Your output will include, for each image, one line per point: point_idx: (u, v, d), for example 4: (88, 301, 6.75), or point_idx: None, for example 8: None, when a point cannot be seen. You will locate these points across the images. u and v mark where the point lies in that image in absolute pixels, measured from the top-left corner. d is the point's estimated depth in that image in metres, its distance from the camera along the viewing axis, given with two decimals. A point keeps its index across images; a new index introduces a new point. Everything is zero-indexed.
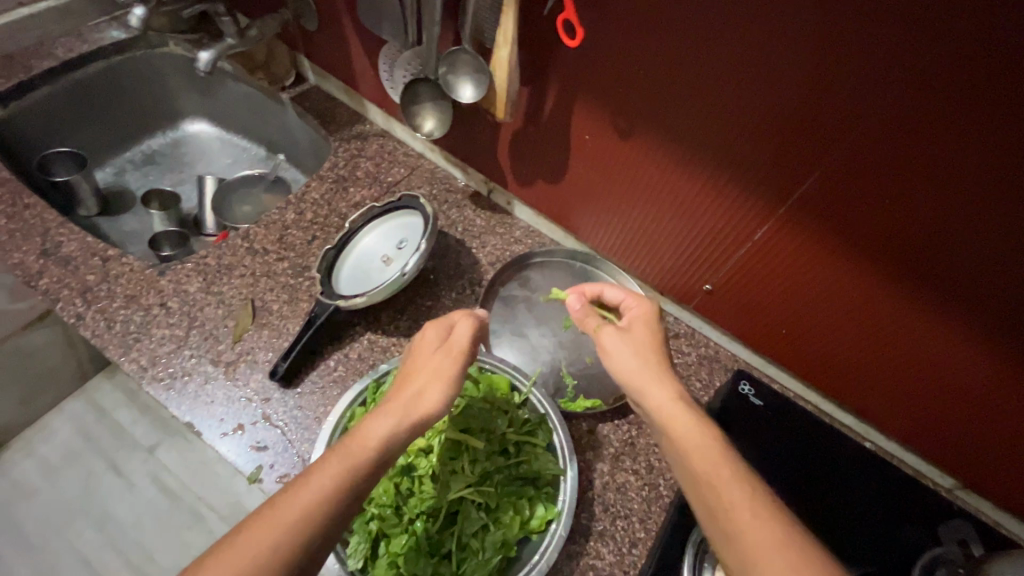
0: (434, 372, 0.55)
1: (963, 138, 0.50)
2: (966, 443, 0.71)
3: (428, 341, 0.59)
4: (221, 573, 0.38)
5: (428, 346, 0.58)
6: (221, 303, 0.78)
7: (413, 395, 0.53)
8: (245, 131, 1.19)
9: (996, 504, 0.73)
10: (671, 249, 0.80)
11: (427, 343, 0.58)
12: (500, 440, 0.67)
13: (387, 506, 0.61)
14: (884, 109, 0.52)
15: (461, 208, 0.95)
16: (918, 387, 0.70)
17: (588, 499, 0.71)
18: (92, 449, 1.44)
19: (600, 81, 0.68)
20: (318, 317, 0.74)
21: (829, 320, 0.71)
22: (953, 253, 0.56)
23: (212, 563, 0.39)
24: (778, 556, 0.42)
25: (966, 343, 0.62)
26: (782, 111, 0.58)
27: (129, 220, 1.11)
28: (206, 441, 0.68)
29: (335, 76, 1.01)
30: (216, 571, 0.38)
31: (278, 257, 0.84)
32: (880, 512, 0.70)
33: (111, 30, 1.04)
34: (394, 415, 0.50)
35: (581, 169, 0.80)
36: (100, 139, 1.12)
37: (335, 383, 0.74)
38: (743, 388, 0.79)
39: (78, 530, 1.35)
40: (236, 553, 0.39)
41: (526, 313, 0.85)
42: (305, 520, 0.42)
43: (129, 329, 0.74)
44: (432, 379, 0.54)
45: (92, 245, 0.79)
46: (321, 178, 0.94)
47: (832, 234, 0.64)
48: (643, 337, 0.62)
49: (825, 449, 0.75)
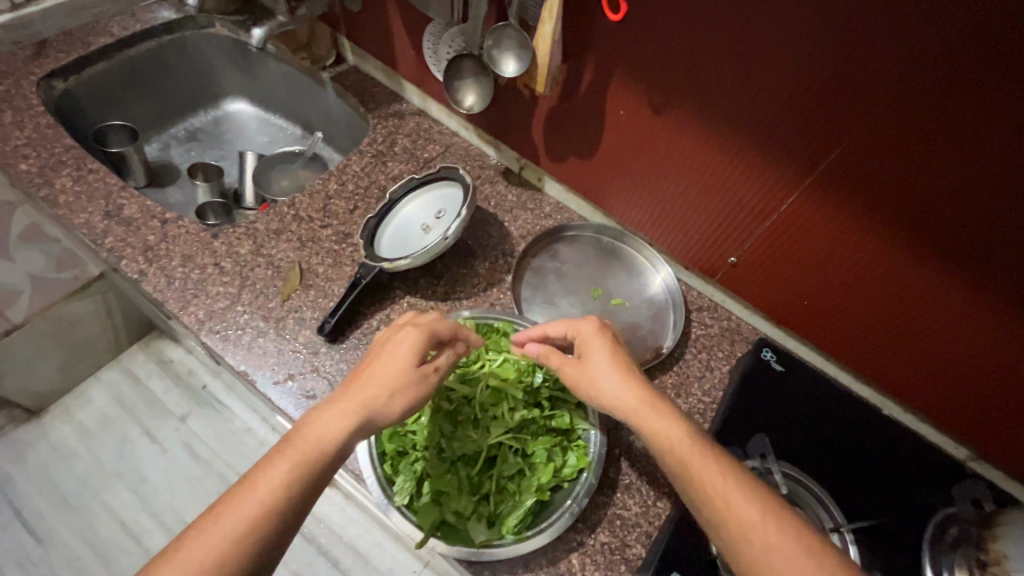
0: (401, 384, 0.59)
1: (985, 110, 0.53)
2: (982, 412, 0.73)
3: (413, 348, 0.61)
4: (207, 539, 0.47)
5: (409, 354, 0.60)
6: (271, 265, 0.83)
7: (376, 404, 0.57)
8: (282, 111, 1.24)
9: (1008, 475, 0.76)
10: (698, 222, 0.84)
11: (412, 351, 0.60)
12: (535, 393, 0.71)
13: (431, 448, 0.66)
14: (910, 82, 0.55)
15: (494, 184, 0.99)
16: (935, 357, 0.73)
17: (616, 454, 0.74)
18: (127, 415, 1.50)
19: (637, 57, 0.72)
20: (362, 278, 0.79)
21: (849, 290, 0.74)
22: (971, 222, 0.59)
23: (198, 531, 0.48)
24: (773, 536, 0.49)
25: (986, 313, 0.65)
26: (811, 85, 0.61)
27: (174, 192, 1.17)
28: (260, 389, 0.73)
29: (375, 56, 1.05)
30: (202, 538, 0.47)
31: (322, 224, 0.88)
32: (895, 473, 0.74)
33: (162, 10, 1.10)
34: (351, 417, 0.56)
35: (613, 143, 0.84)
36: (148, 115, 1.17)
37: (378, 340, 0.79)
38: (766, 355, 0.83)
39: (113, 492, 1.41)
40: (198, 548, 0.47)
41: (556, 282, 0.89)
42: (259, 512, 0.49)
43: (186, 285, 0.79)
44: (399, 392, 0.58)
45: (151, 208, 0.84)
46: (362, 152, 0.98)
47: (855, 204, 0.66)
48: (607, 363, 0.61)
49: (843, 414, 0.79)
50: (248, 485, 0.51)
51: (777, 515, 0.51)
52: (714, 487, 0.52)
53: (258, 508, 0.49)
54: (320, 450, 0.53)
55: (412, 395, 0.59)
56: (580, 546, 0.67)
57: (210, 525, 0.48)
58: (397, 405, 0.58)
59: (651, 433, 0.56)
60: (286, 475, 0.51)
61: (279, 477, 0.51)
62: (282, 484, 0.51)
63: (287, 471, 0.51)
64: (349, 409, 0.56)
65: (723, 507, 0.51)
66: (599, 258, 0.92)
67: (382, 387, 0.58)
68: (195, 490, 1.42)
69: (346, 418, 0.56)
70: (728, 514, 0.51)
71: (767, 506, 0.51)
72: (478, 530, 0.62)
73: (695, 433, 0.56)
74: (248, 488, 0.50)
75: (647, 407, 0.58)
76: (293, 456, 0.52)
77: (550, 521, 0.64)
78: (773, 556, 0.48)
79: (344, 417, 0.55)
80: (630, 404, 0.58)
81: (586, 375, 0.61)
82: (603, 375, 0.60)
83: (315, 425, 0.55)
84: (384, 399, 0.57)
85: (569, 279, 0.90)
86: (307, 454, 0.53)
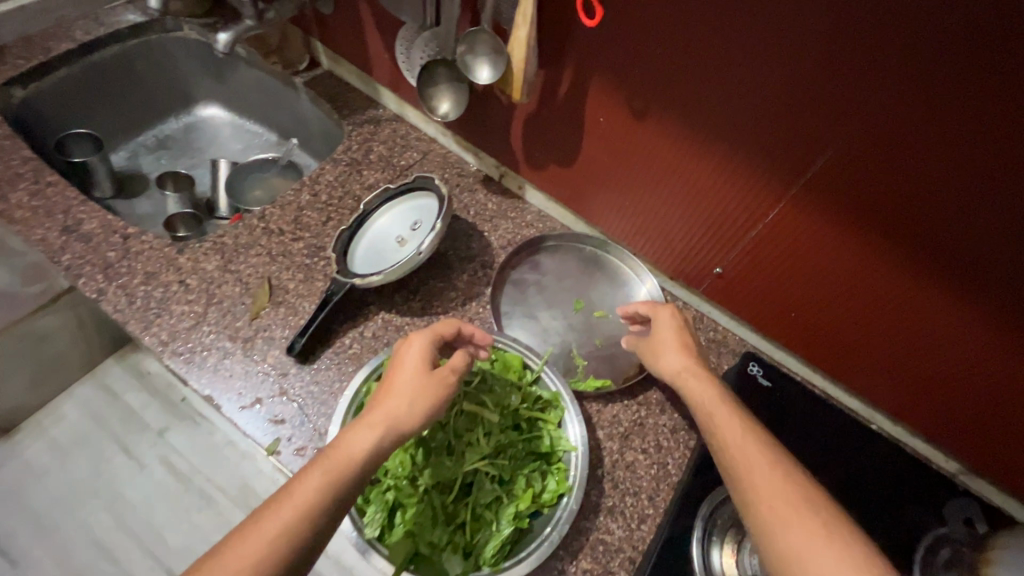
0: (420, 389, 0.57)
1: (980, 122, 0.50)
2: (973, 426, 0.71)
3: (424, 354, 0.60)
4: (247, 547, 0.46)
5: (422, 359, 0.60)
6: (239, 281, 0.79)
7: (400, 410, 0.55)
8: (256, 117, 1.20)
9: (1000, 488, 0.74)
10: (683, 231, 0.81)
11: (423, 357, 0.60)
12: (513, 415, 0.68)
13: (403, 477, 0.62)
14: (901, 91, 0.53)
15: (474, 192, 0.96)
16: (927, 370, 0.70)
17: (598, 476, 0.72)
18: (103, 431, 1.46)
19: (617, 63, 0.69)
20: (333, 295, 0.76)
21: (838, 301, 0.72)
22: (963, 233, 0.57)
23: (237, 539, 0.47)
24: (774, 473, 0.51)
25: (978, 326, 0.62)
26: (797, 91, 0.58)
27: (143, 203, 1.13)
28: (226, 414, 0.70)
29: (349, 60, 1.02)
30: (242, 544, 0.46)
31: (293, 237, 0.85)
32: (887, 492, 0.72)
33: (127, 12, 1.05)
34: (375, 428, 0.54)
35: (595, 151, 0.81)
36: (116, 122, 1.13)
37: (350, 360, 0.76)
38: (753, 369, 0.80)
39: (89, 510, 1.37)
40: (237, 555, 0.45)
41: (537, 295, 0.86)
42: (302, 513, 0.48)
43: (149, 305, 0.75)
44: (420, 395, 0.57)
45: (113, 222, 0.80)
46: (335, 161, 0.95)
47: (842, 214, 0.64)
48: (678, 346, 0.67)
49: (833, 430, 0.76)
50: (284, 496, 0.49)
51: (788, 471, 0.52)
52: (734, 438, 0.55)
53: (295, 513, 0.48)
54: (349, 459, 0.52)
55: (435, 397, 0.57)
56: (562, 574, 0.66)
57: (250, 532, 0.47)
58: (421, 408, 0.56)
59: (692, 394, 0.61)
60: (318, 485, 0.50)
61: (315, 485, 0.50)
62: (319, 493, 0.49)
63: (319, 482, 0.50)
64: (376, 419, 0.55)
65: (738, 454, 0.54)
66: (582, 269, 0.89)
67: (401, 396, 0.56)
68: (175, 506, 1.39)
69: (372, 429, 0.54)
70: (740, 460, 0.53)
71: (780, 461, 0.53)
72: (454, 564, 0.59)
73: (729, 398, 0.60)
74: (279, 503, 0.49)
75: (692, 373, 0.63)
76: (323, 469, 0.51)
77: (528, 551, 0.61)
78: (772, 488, 0.50)
79: (368, 429, 0.54)
80: (682, 373, 0.64)
81: (660, 347, 0.68)
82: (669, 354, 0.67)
83: (344, 439, 0.53)
84: (407, 404, 0.56)
85: (551, 291, 0.87)
86: (338, 465, 0.51)
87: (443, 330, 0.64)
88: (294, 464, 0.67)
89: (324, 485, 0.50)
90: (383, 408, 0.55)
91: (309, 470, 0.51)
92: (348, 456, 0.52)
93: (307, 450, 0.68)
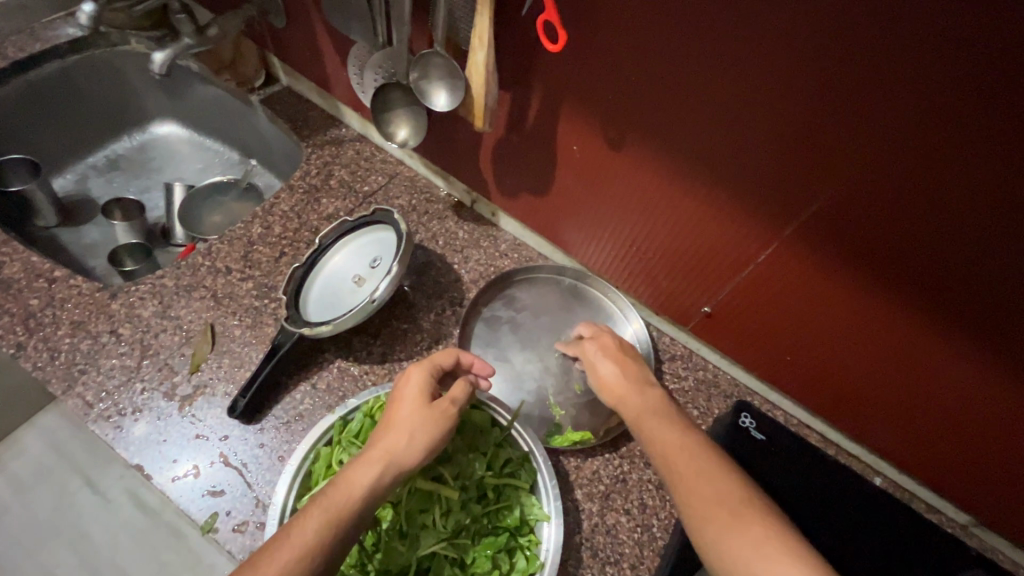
0: (420, 422, 0.53)
1: (998, 163, 0.43)
2: (985, 481, 0.65)
3: (423, 384, 0.56)
4: None
5: (423, 390, 0.56)
6: (178, 329, 0.72)
7: (400, 445, 0.51)
8: (215, 134, 1.12)
9: (1013, 543, 0.68)
10: (666, 266, 0.74)
11: (423, 388, 0.56)
12: (476, 485, 0.61)
13: (351, 565, 0.56)
14: (906, 126, 0.46)
15: (443, 220, 0.88)
16: (934, 421, 0.64)
17: (575, 543, 0.65)
18: (67, 464, 1.35)
19: (588, 87, 0.61)
20: (281, 346, 0.68)
21: (836, 347, 0.65)
22: (976, 284, 0.50)
23: None
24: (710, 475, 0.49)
25: (992, 380, 0.56)
26: (788, 125, 0.51)
27: (91, 231, 1.05)
28: (157, 485, 0.63)
29: (308, 76, 0.94)
30: None
31: (241, 277, 0.77)
32: (896, 559, 0.64)
33: (66, 26, 0.97)
34: (375, 463, 0.49)
35: (569, 179, 0.73)
36: (60, 145, 1.05)
37: (301, 417, 0.68)
38: (744, 422, 0.73)
39: (52, 551, 1.26)
40: None
41: (512, 335, 0.79)
42: (304, 556, 0.43)
43: (74, 360, 0.68)
44: (421, 429, 0.52)
45: (37, 265, 0.73)
46: (291, 189, 0.87)
47: (840, 258, 0.57)
48: (618, 365, 0.65)
49: (835, 486, 0.69)
50: (281, 539, 0.43)
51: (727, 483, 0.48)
52: (671, 449, 0.52)
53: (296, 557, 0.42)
54: (351, 498, 0.47)
55: (437, 431, 0.53)
56: None
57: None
58: (421, 443, 0.52)
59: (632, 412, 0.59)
60: (319, 525, 0.44)
61: (315, 527, 0.44)
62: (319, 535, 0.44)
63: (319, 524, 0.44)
64: (373, 454, 0.50)
65: (677, 466, 0.50)
66: (563, 304, 0.82)
67: (402, 428, 0.52)
68: (144, 544, 1.29)
69: (371, 465, 0.49)
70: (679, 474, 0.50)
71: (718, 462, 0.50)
72: None
73: (666, 411, 0.57)
74: (277, 546, 0.43)
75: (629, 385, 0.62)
76: (323, 508, 0.45)
77: None
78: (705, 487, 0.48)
79: (369, 464, 0.49)
80: (619, 387, 0.62)
81: (598, 374, 0.65)
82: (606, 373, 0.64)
83: (343, 476, 0.48)
84: (407, 438, 0.51)
85: (527, 331, 0.79)
86: (337, 505, 0.46)
87: (442, 360, 0.60)
88: (232, 543, 0.60)
89: (326, 528, 0.44)
90: (383, 442, 0.51)
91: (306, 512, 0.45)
92: (349, 497, 0.47)
93: (247, 526, 0.61)
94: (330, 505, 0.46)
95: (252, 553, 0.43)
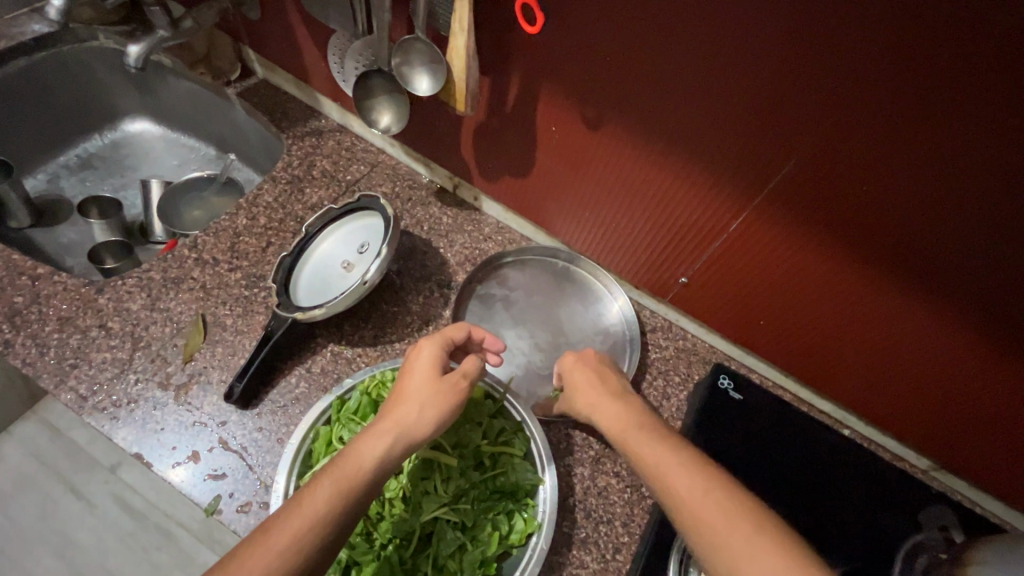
0: (432, 396, 0.55)
1: (942, 126, 0.47)
2: (946, 425, 0.70)
3: (435, 358, 0.58)
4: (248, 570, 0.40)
5: (435, 364, 0.57)
6: (169, 321, 0.72)
7: (411, 418, 0.53)
8: (190, 130, 1.11)
9: (970, 483, 0.73)
10: (647, 240, 0.77)
11: (434, 362, 0.58)
12: (474, 454, 0.64)
13: (357, 534, 0.58)
14: (862, 96, 0.49)
15: (427, 206, 0.90)
16: (898, 374, 0.68)
17: (569, 506, 0.69)
18: (47, 472, 1.33)
19: (565, 68, 0.64)
20: (274, 331, 0.69)
21: (807, 308, 0.69)
22: (933, 241, 0.54)
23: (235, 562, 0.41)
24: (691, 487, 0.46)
25: (948, 333, 0.60)
26: (758, 95, 0.54)
27: (67, 230, 1.03)
28: (158, 472, 0.64)
29: (284, 68, 0.94)
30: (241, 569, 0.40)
31: (229, 267, 0.78)
32: (863, 500, 0.70)
33: (31, 22, 0.94)
34: (386, 435, 0.51)
35: (549, 160, 0.76)
36: (28, 144, 1.03)
37: (297, 401, 0.70)
38: (723, 383, 0.78)
39: (37, 557, 1.24)
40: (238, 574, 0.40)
41: (503, 312, 0.82)
42: (315, 525, 0.43)
43: (64, 355, 0.68)
44: (431, 403, 0.54)
45: (19, 263, 0.73)
46: (274, 180, 0.88)
47: (808, 222, 0.61)
48: (589, 377, 0.62)
49: (806, 437, 0.74)
50: (293, 508, 0.44)
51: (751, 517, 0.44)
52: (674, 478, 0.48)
53: (307, 523, 0.43)
54: (360, 469, 0.48)
55: (448, 405, 0.55)
56: None
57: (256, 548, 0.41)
58: (431, 416, 0.53)
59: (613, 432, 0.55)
60: (329, 494, 0.45)
61: (325, 496, 0.45)
62: (329, 503, 0.45)
63: (330, 491, 0.45)
64: (384, 427, 0.52)
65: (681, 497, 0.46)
66: (550, 284, 0.85)
67: (413, 403, 0.54)
68: (133, 546, 1.28)
69: (382, 436, 0.51)
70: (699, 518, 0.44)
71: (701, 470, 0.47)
72: None
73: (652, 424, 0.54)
74: (287, 515, 0.44)
75: (611, 399, 0.58)
76: (335, 478, 0.47)
77: None
78: (701, 502, 0.45)
79: (379, 436, 0.51)
80: (597, 402, 0.59)
81: (575, 386, 0.62)
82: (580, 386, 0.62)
83: (355, 448, 0.49)
84: (418, 412, 0.53)
85: (517, 308, 0.82)
86: (349, 474, 0.47)
87: (453, 335, 0.62)
88: (237, 523, 0.62)
89: (336, 495, 0.45)
90: (394, 413, 0.53)
91: (317, 481, 0.46)
92: (358, 466, 0.48)
93: (251, 506, 0.62)
94: (340, 475, 0.47)
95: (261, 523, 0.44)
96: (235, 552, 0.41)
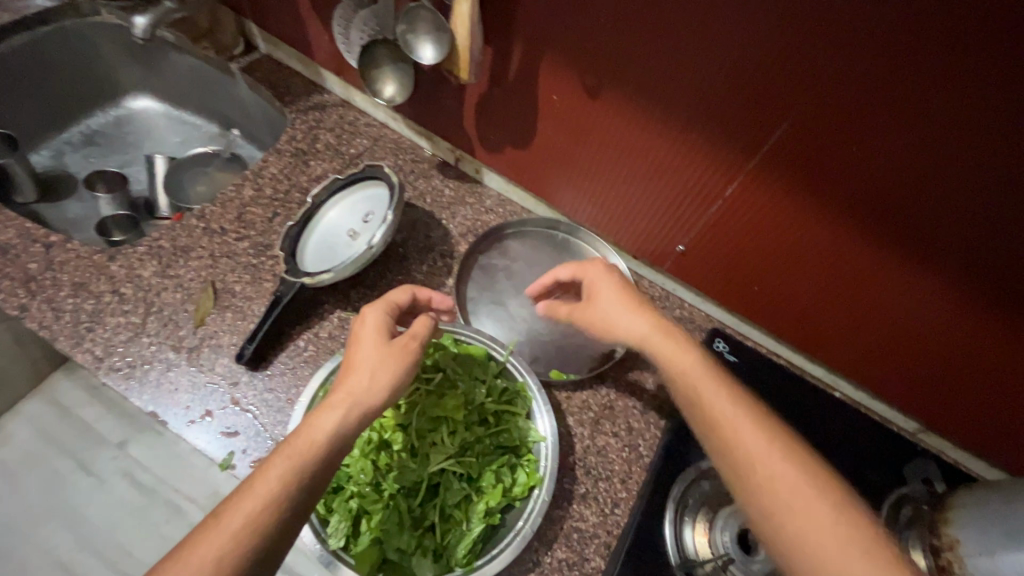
0: (382, 361, 0.55)
1: (930, 85, 0.48)
2: (933, 386, 0.72)
3: (381, 322, 0.58)
4: (209, 548, 0.42)
5: (380, 328, 0.57)
6: (179, 287, 0.74)
7: (361, 386, 0.53)
8: (192, 106, 1.11)
9: (957, 443, 0.76)
10: (645, 208, 0.79)
11: (380, 327, 0.58)
12: (478, 410, 0.67)
13: (366, 484, 0.61)
14: (854, 57, 0.50)
15: (429, 178, 0.92)
16: (887, 336, 0.70)
17: (570, 464, 0.71)
18: (56, 448, 1.35)
19: (566, 37, 0.65)
20: (283, 295, 0.71)
21: (799, 272, 0.71)
22: (919, 201, 0.55)
23: (199, 539, 0.43)
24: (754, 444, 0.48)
25: (936, 294, 0.62)
26: (750, 59, 0.56)
27: (73, 206, 1.05)
28: (174, 430, 0.66)
29: (287, 42, 0.95)
30: (205, 546, 0.42)
31: (237, 236, 0.80)
32: (850, 457, 0.73)
33: None
34: (339, 408, 0.51)
35: (550, 130, 0.78)
36: (33, 120, 1.04)
37: (307, 362, 0.72)
38: (718, 346, 0.81)
39: (48, 531, 1.27)
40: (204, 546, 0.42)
41: (506, 281, 0.83)
42: (267, 504, 0.45)
43: (80, 319, 0.70)
44: (380, 366, 0.54)
45: (32, 231, 0.74)
46: (279, 152, 0.89)
47: (799, 186, 0.63)
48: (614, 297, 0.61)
49: (799, 398, 0.77)
50: (246, 490, 0.45)
51: None
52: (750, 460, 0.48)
53: (257, 506, 0.44)
54: (313, 444, 0.48)
55: (397, 366, 0.55)
56: (537, 566, 0.65)
57: (213, 529, 0.43)
58: (383, 379, 0.53)
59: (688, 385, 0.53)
60: (281, 474, 0.46)
61: (277, 476, 0.46)
62: (279, 482, 0.46)
63: (282, 468, 0.46)
64: (335, 399, 0.51)
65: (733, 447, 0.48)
66: (549, 254, 0.86)
67: (363, 370, 0.54)
68: (141, 519, 1.30)
69: (334, 408, 0.51)
70: (757, 509, 0.45)
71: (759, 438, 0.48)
72: (423, 567, 0.58)
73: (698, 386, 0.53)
74: (238, 501, 0.45)
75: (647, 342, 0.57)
76: (286, 455, 0.47)
77: (501, 548, 0.60)
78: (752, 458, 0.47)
79: (333, 409, 0.51)
80: (642, 331, 0.58)
81: (605, 313, 0.60)
82: (611, 314, 0.60)
83: (306, 424, 0.50)
84: (368, 377, 0.53)
85: (519, 276, 0.84)
86: (302, 450, 0.48)
87: (397, 298, 0.63)
88: None
89: (290, 473, 0.46)
90: (346, 384, 0.52)
91: (271, 461, 0.48)
92: (311, 442, 0.48)
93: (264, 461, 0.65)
94: (293, 457, 0.47)
95: (216, 507, 0.45)
96: (199, 529, 0.44)
